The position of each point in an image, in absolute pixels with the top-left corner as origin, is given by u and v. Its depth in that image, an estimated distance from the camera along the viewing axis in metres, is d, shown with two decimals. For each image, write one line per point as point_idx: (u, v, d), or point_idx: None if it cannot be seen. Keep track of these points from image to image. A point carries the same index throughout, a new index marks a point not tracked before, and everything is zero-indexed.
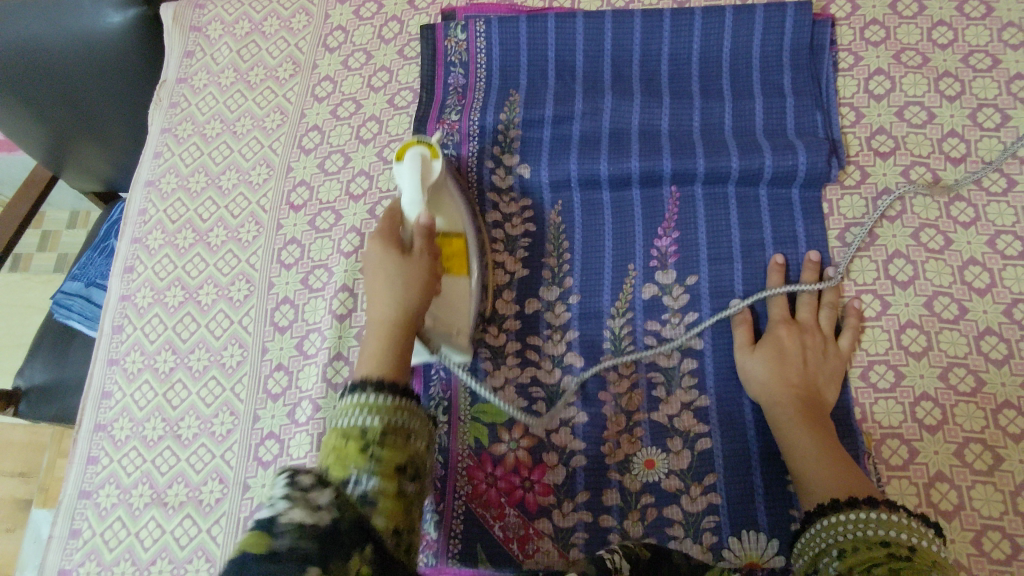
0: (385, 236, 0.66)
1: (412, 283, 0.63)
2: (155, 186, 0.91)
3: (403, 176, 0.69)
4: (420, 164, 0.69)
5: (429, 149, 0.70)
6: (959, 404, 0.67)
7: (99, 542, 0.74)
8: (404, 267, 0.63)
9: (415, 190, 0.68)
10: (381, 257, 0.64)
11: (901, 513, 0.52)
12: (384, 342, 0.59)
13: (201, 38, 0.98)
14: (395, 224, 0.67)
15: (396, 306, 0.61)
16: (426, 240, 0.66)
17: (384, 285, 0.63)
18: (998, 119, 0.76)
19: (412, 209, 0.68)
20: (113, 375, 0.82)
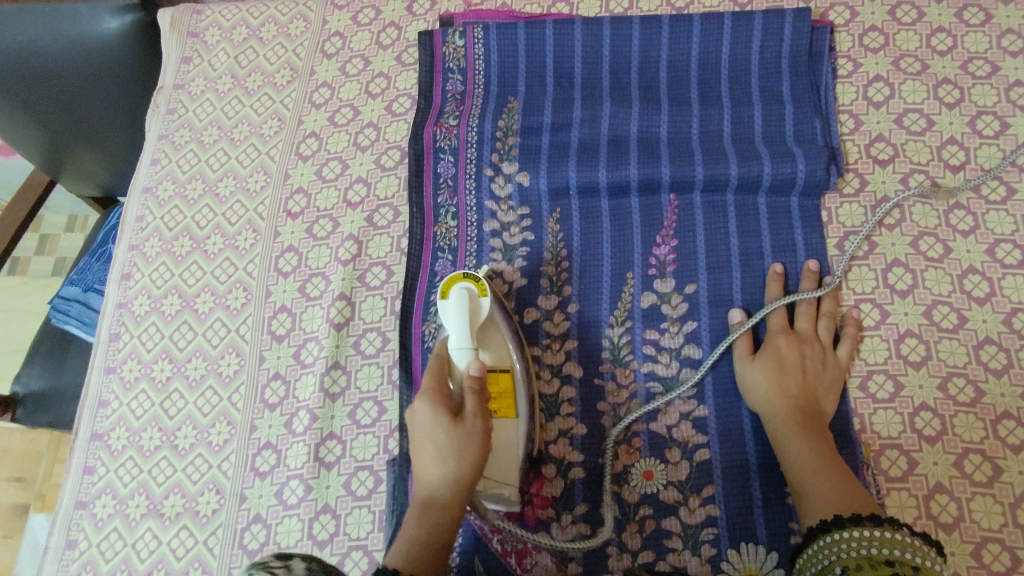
0: (435, 396, 0.62)
1: (464, 457, 0.59)
2: (152, 193, 0.90)
3: (451, 319, 0.66)
4: (467, 303, 0.66)
5: (476, 284, 0.68)
6: (958, 415, 0.67)
7: (95, 553, 0.74)
8: (456, 438, 0.60)
9: (463, 335, 0.65)
10: (431, 422, 0.60)
11: (905, 532, 0.52)
12: (430, 532, 0.58)
13: (199, 44, 0.97)
14: (444, 377, 0.63)
15: (447, 489, 0.59)
16: (477, 399, 0.61)
17: (433, 456, 0.60)
18: (997, 127, 0.76)
19: (461, 357, 0.65)
20: (109, 384, 0.81)
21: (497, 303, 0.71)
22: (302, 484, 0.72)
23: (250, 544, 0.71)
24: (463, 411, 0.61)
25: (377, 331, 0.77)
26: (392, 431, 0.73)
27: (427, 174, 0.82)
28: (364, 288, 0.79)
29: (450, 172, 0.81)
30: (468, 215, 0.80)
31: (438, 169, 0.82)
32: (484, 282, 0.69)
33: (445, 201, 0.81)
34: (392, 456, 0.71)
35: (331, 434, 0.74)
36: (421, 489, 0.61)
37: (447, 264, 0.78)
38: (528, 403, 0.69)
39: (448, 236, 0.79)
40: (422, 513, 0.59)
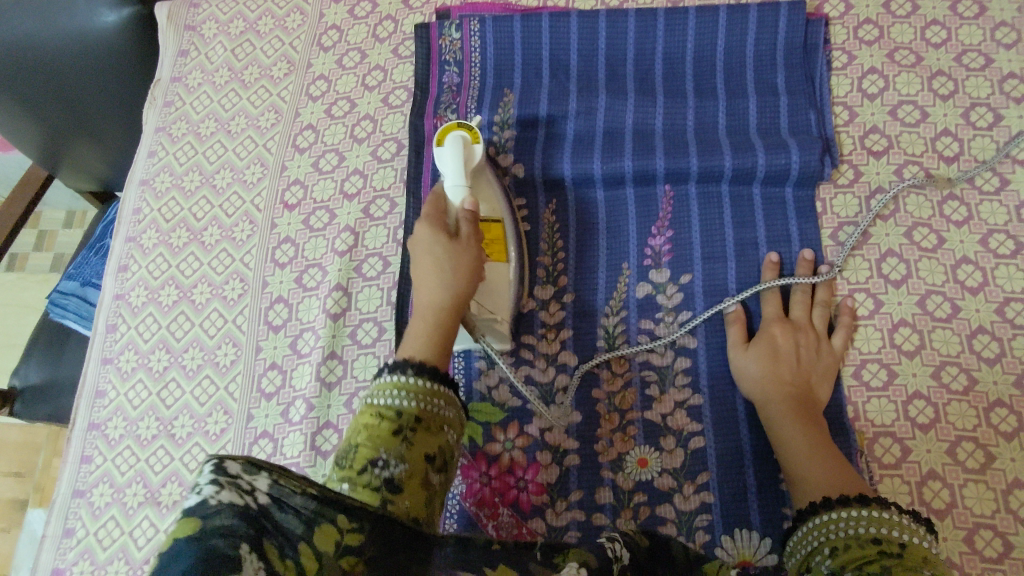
0: (431, 218, 0.64)
1: (461, 268, 0.61)
2: (149, 185, 0.91)
3: (448, 161, 0.69)
4: (462, 149, 0.70)
5: (469, 133, 0.72)
6: (951, 403, 0.67)
7: (92, 541, 0.74)
8: (453, 250, 0.62)
9: (458, 175, 0.68)
10: (428, 238, 0.63)
11: (893, 510, 0.52)
12: (432, 330, 0.58)
13: (195, 37, 0.98)
14: (441, 208, 0.66)
15: (445, 291, 0.60)
16: (473, 221, 0.64)
17: (432, 266, 0.61)
18: (990, 119, 0.76)
19: (456, 193, 0.68)
20: (106, 374, 0.82)
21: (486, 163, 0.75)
22: (298, 472, 0.72)
23: None
24: (459, 232, 0.64)
25: (374, 320, 0.77)
26: None
27: (423, 165, 0.82)
28: (360, 278, 0.79)
29: None
30: None
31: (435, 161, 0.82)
32: (478, 133, 0.73)
33: None
34: None
35: (327, 423, 0.74)
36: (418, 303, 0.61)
37: None
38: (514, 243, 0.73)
39: None
40: (422, 316, 0.59)
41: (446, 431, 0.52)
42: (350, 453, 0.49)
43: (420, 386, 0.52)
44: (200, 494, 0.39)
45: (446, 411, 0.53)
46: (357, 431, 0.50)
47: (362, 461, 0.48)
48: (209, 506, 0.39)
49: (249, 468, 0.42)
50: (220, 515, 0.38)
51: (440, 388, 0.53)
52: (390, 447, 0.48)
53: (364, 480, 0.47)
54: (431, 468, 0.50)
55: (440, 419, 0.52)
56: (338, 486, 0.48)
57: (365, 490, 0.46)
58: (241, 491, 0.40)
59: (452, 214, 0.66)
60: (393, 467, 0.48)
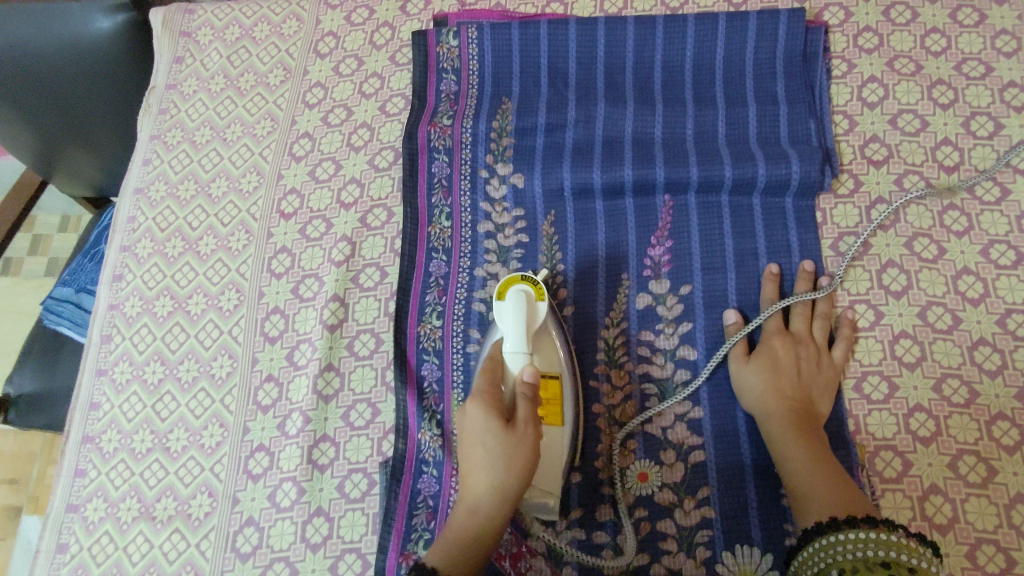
0: (487, 398, 0.58)
1: (513, 467, 0.55)
2: (144, 193, 0.90)
3: (509, 319, 0.64)
4: (524, 306, 0.65)
5: (534, 287, 0.67)
6: (953, 416, 0.67)
7: (86, 556, 0.73)
8: (507, 443, 0.56)
9: (519, 338, 0.63)
10: (481, 425, 0.57)
11: (900, 532, 0.52)
12: (472, 543, 0.55)
13: (191, 43, 0.97)
14: (495, 381, 0.60)
15: (492, 498, 0.56)
16: (531, 406, 0.58)
17: (483, 460, 0.56)
18: (990, 128, 0.75)
19: (514, 361, 0.62)
20: (101, 386, 0.81)
21: (551, 312, 0.70)
22: (295, 486, 0.72)
23: (243, 547, 0.71)
24: (515, 417, 0.58)
25: (371, 332, 0.77)
26: (386, 433, 0.73)
27: (421, 174, 0.81)
28: (357, 289, 0.79)
29: (445, 172, 0.81)
30: (462, 216, 0.79)
31: (433, 169, 0.81)
32: (542, 285, 0.68)
33: (439, 201, 0.80)
34: (386, 458, 0.71)
35: (324, 436, 0.73)
36: (464, 497, 0.57)
37: (441, 265, 0.77)
38: (572, 409, 0.67)
39: (441, 237, 0.78)
40: (464, 525, 0.56)
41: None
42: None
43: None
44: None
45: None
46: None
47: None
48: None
49: None
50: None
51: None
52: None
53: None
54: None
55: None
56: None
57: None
58: None
59: (509, 385, 0.62)
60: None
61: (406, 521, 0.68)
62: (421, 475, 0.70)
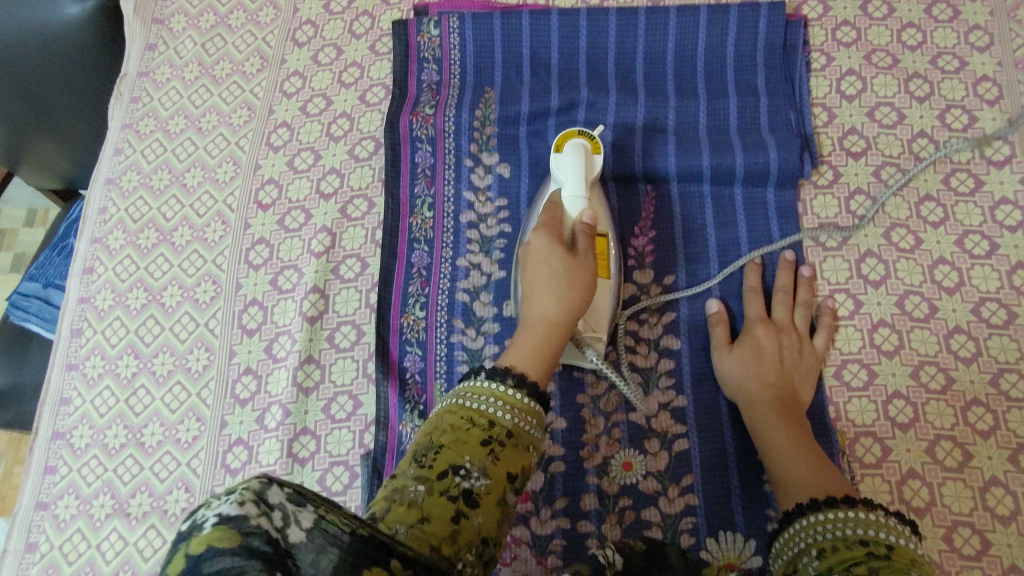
0: (550, 231, 0.62)
1: (576, 284, 0.59)
2: (115, 184, 0.87)
3: (567, 167, 0.65)
4: (584, 157, 0.66)
5: (589, 141, 0.68)
6: (930, 403, 0.68)
7: (57, 555, 0.71)
8: (569, 266, 0.60)
9: (580, 181, 0.64)
10: (546, 250, 0.61)
11: (880, 512, 0.52)
12: (543, 343, 0.56)
13: (164, 30, 0.95)
14: (557, 218, 0.64)
15: (558, 309, 0.58)
16: (590, 237, 0.62)
17: (548, 281, 0.59)
18: (965, 121, 0.77)
19: (575, 204, 0.64)
20: (71, 381, 0.78)
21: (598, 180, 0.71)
22: (275, 480, 0.70)
23: None
24: (577, 246, 0.62)
25: (352, 324, 0.76)
26: (367, 425, 0.72)
27: (403, 163, 0.80)
28: (337, 280, 0.77)
29: (428, 162, 0.80)
30: (444, 206, 0.78)
31: (415, 159, 0.80)
32: (597, 140, 0.69)
33: (421, 191, 0.79)
34: (368, 450, 0.70)
35: (304, 429, 0.72)
36: (531, 311, 0.59)
37: (424, 256, 0.76)
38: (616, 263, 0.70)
39: (423, 228, 0.78)
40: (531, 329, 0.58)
41: (529, 452, 0.50)
42: (428, 452, 0.45)
43: (515, 400, 0.50)
44: (230, 508, 0.34)
45: (535, 432, 0.51)
46: (439, 427, 0.48)
47: (443, 465, 0.45)
48: (248, 523, 0.33)
49: (296, 497, 0.36)
50: (255, 539, 0.33)
51: (528, 407, 0.51)
52: (476, 456, 0.46)
53: (446, 488, 0.44)
54: (509, 488, 0.47)
55: (526, 438, 0.50)
56: (407, 485, 0.44)
57: (442, 500, 0.43)
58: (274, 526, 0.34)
59: (569, 225, 0.63)
60: (475, 482, 0.45)
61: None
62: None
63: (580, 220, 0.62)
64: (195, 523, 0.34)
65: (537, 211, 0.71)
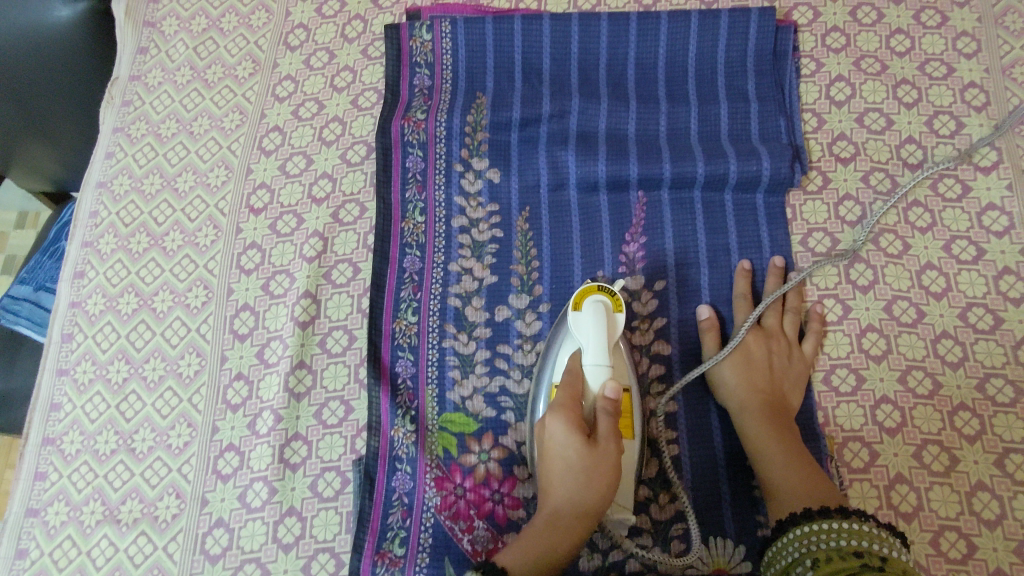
0: (569, 413, 0.60)
1: (595, 482, 0.58)
2: (106, 187, 0.87)
3: (588, 331, 0.63)
4: (604, 320, 0.63)
5: (610, 298, 0.65)
6: (917, 407, 0.68)
7: (47, 562, 0.71)
8: (589, 461, 0.58)
9: (601, 351, 0.62)
10: (564, 437, 0.59)
11: (870, 522, 0.53)
12: (549, 547, 0.58)
13: (155, 34, 0.94)
14: (577, 395, 0.62)
15: (575, 507, 0.59)
16: (613, 420, 0.60)
17: (565, 474, 0.59)
18: (953, 126, 0.77)
19: (595, 375, 0.62)
20: (62, 386, 0.78)
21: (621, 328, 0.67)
22: (266, 486, 0.70)
23: (213, 549, 0.69)
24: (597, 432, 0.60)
25: (343, 329, 0.76)
26: (359, 431, 0.72)
27: (395, 168, 0.80)
28: (329, 285, 0.78)
29: (419, 167, 0.80)
30: (436, 210, 0.79)
31: (407, 164, 0.80)
32: (618, 296, 0.66)
33: (413, 196, 0.79)
34: (359, 456, 0.71)
35: (296, 435, 0.72)
36: (548, 502, 0.60)
37: (416, 261, 0.77)
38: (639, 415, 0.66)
39: (415, 233, 0.78)
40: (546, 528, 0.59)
41: None
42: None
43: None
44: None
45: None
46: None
47: None
48: None
49: None
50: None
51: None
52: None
53: None
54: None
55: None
56: None
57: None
58: None
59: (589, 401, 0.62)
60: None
61: (382, 520, 0.68)
62: (395, 473, 0.69)
63: (603, 395, 0.60)
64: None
65: (554, 361, 0.67)
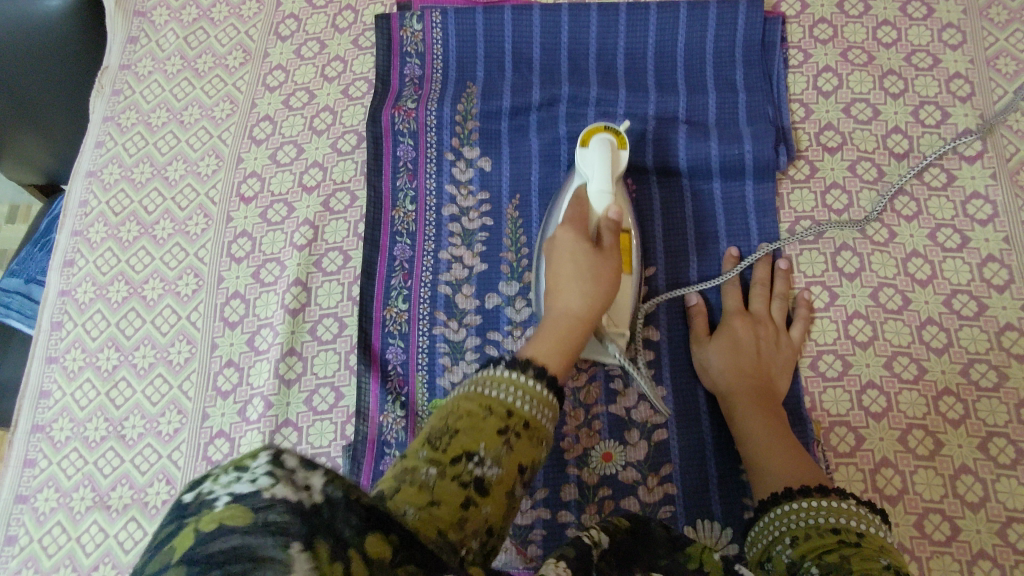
0: (576, 225, 0.64)
1: (601, 276, 0.61)
2: (96, 177, 0.87)
3: (594, 161, 0.67)
4: (610, 153, 0.67)
5: (616, 138, 0.69)
6: (903, 392, 0.69)
7: (37, 548, 0.71)
8: (595, 258, 0.62)
9: (605, 179, 0.66)
10: (573, 241, 0.62)
11: (851, 500, 0.53)
12: (567, 333, 0.57)
13: (146, 23, 0.94)
14: (583, 214, 0.66)
15: (585, 299, 0.59)
16: (615, 235, 0.64)
17: (573, 274, 0.61)
18: (938, 116, 0.78)
19: (599, 199, 0.66)
20: (51, 374, 0.78)
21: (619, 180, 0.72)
22: None
23: None
24: (602, 242, 0.64)
25: (334, 316, 0.76)
26: (349, 417, 0.72)
27: (386, 157, 0.81)
28: (320, 273, 0.78)
29: (410, 155, 0.80)
30: (426, 199, 0.79)
31: (397, 153, 0.81)
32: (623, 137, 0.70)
33: (403, 184, 0.80)
34: (349, 442, 0.71)
35: (286, 421, 0.72)
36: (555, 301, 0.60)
37: (406, 249, 0.77)
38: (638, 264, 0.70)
39: (405, 221, 0.78)
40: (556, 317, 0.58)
41: (543, 448, 0.46)
42: (443, 436, 0.42)
43: (534, 389, 0.47)
44: (245, 486, 0.28)
45: (548, 424, 0.47)
46: (454, 412, 0.44)
47: (456, 450, 0.41)
48: (261, 497, 0.28)
49: (308, 462, 0.30)
50: (270, 512, 0.27)
51: (549, 397, 0.48)
52: (491, 444, 0.42)
53: (454, 475, 0.40)
54: (520, 480, 0.43)
55: (540, 430, 0.46)
56: (418, 467, 0.40)
57: (454, 485, 0.39)
58: (296, 486, 0.29)
59: (593, 221, 0.66)
60: (486, 472, 0.41)
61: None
62: (383, 458, 0.70)
63: (605, 216, 0.65)
64: (201, 501, 0.28)
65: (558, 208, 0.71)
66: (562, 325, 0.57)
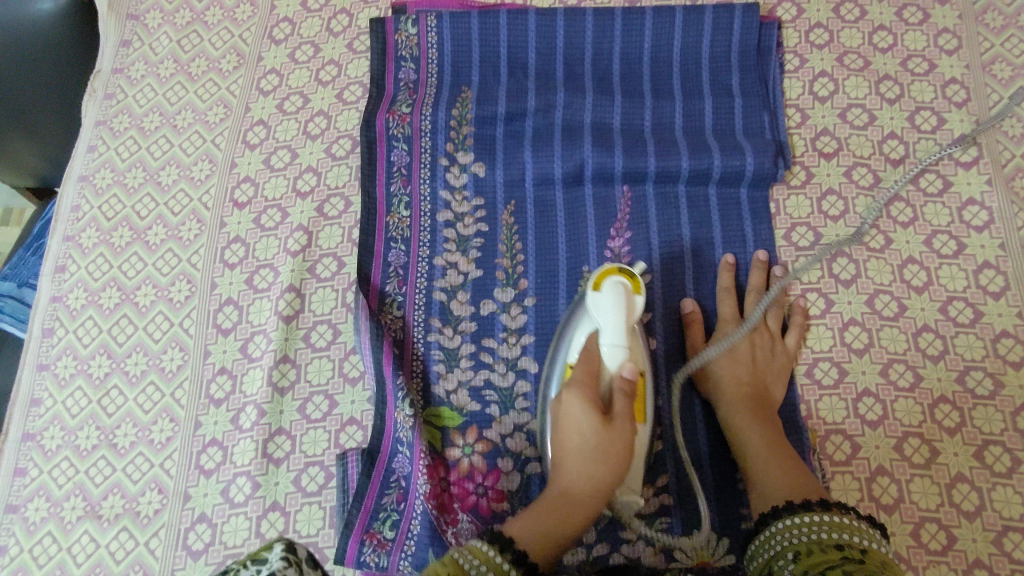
0: (586, 389, 0.59)
1: (609, 459, 0.57)
2: (88, 181, 0.86)
3: (606, 310, 0.61)
4: (624, 300, 0.61)
5: (629, 280, 0.64)
6: (898, 400, 0.69)
7: (27, 558, 0.70)
8: (604, 437, 0.57)
9: (618, 334, 0.60)
10: (580, 414, 0.58)
11: (851, 515, 0.53)
12: (562, 523, 0.56)
13: (138, 26, 0.93)
14: (594, 372, 0.60)
15: (587, 485, 0.57)
16: (628, 400, 0.59)
17: (577, 452, 0.58)
18: (934, 122, 0.78)
19: (612, 356, 0.60)
20: (43, 381, 0.77)
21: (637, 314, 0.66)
22: (249, 481, 0.70)
23: (195, 545, 0.69)
24: (614, 410, 0.59)
25: (328, 323, 0.75)
26: (342, 425, 0.72)
27: (380, 161, 0.80)
28: (313, 280, 0.77)
29: (404, 160, 0.80)
30: (421, 205, 0.78)
31: (392, 158, 0.80)
32: (637, 278, 0.64)
33: (398, 190, 0.79)
34: (343, 450, 0.70)
35: (279, 429, 0.72)
36: (559, 479, 0.59)
37: (400, 255, 0.76)
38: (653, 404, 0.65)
39: (400, 227, 0.77)
40: (555, 504, 0.57)
41: None
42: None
43: (501, 561, 0.48)
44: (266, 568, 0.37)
45: None
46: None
47: None
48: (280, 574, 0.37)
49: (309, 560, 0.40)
50: None
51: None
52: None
53: None
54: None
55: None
56: None
57: None
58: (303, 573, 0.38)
59: (605, 379, 0.60)
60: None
61: (377, 499, 0.68)
62: (397, 455, 0.69)
63: (619, 375, 0.59)
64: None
65: (567, 343, 0.65)
66: (558, 518, 0.56)
